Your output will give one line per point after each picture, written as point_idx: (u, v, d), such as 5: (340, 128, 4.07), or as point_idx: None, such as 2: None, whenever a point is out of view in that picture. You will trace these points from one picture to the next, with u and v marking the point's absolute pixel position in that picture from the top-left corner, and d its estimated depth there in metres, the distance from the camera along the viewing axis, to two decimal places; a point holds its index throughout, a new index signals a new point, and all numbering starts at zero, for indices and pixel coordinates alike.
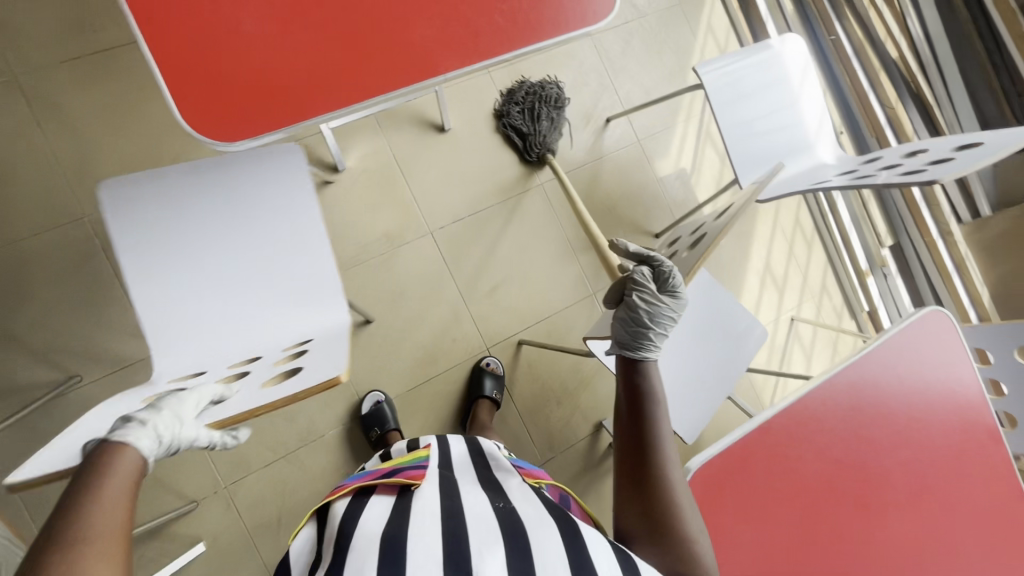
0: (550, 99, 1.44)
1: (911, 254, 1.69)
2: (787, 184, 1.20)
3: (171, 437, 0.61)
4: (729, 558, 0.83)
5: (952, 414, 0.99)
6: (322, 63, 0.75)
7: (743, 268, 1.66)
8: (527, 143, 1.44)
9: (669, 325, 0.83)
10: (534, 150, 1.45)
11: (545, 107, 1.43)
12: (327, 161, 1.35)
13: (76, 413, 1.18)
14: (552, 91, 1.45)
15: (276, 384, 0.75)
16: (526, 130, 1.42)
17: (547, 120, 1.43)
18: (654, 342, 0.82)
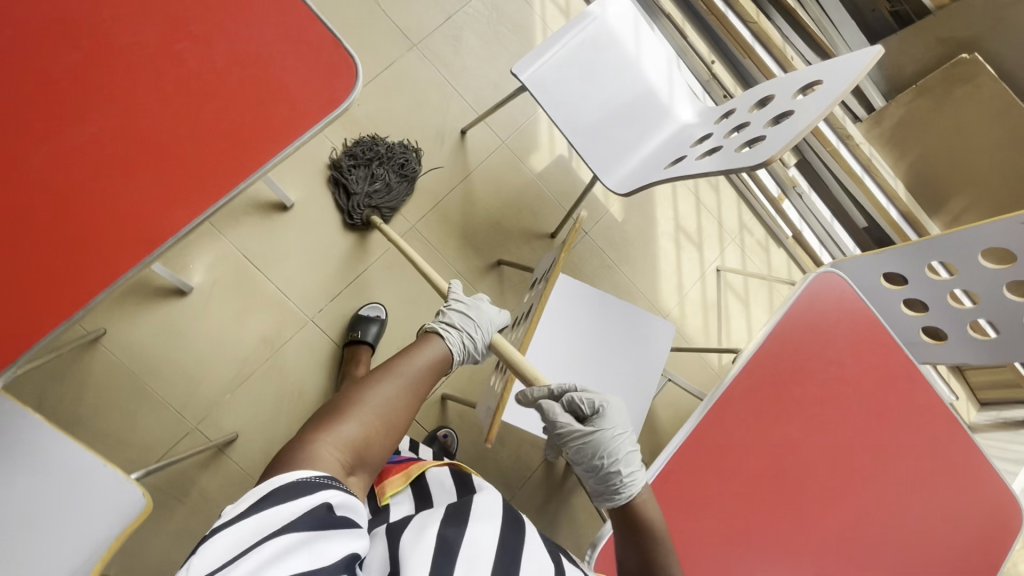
0: (394, 161, 1.33)
1: (818, 166, 1.59)
2: (649, 167, 1.08)
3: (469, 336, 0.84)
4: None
5: (872, 374, 0.92)
6: (18, 280, 0.62)
7: (652, 236, 1.57)
8: (350, 206, 1.30)
9: (615, 447, 0.74)
10: (357, 214, 1.31)
11: (386, 169, 1.32)
12: (171, 287, 1.23)
13: None
14: (399, 153, 1.35)
15: None
16: (355, 190, 1.30)
17: (384, 183, 1.32)
18: (620, 480, 0.71)
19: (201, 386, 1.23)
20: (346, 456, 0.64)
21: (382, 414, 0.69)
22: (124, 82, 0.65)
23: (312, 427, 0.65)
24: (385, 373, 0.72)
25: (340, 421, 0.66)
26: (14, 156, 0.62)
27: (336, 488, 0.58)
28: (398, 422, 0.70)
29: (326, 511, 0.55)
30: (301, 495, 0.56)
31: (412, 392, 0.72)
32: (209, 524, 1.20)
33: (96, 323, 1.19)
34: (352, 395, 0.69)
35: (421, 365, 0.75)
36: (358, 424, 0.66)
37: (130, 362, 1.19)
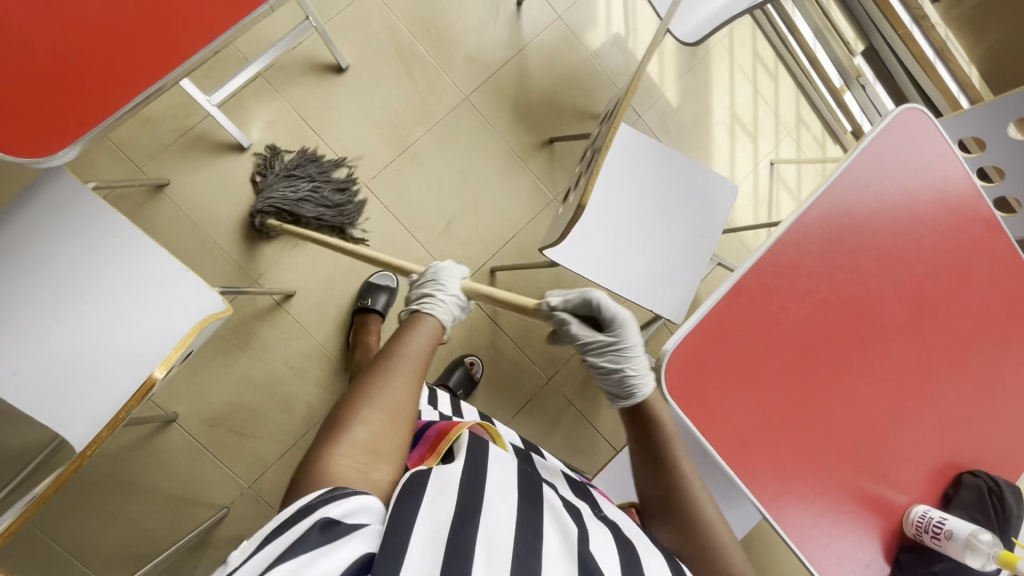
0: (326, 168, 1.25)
1: (886, 55, 1.54)
2: (725, 13, 1.05)
3: (457, 301, 0.74)
4: (739, 413, 0.83)
5: (942, 218, 0.92)
6: (121, 35, 0.62)
7: (706, 123, 1.53)
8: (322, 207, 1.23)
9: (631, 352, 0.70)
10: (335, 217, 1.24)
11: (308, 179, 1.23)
12: (230, 142, 1.25)
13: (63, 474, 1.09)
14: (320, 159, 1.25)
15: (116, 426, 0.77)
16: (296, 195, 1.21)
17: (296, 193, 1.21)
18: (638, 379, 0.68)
19: (259, 243, 1.26)
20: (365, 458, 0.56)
21: (391, 407, 0.59)
22: None
23: (312, 449, 0.56)
24: (387, 359, 0.63)
25: (349, 422, 0.57)
26: None
27: (338, 499, 0.49)
28: (412, 410, 0.61)
29: (326, 528, 0.46)
30: (299, 519, 0.47)
31: (419, 375, 0.63)
32: (269, 373, 1.26)
33: (159, 172, 1.21)
34: (353, 396, 0.60)
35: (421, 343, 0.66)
36: (360, 421, 0.57)
37: (190, 211, 1.22)
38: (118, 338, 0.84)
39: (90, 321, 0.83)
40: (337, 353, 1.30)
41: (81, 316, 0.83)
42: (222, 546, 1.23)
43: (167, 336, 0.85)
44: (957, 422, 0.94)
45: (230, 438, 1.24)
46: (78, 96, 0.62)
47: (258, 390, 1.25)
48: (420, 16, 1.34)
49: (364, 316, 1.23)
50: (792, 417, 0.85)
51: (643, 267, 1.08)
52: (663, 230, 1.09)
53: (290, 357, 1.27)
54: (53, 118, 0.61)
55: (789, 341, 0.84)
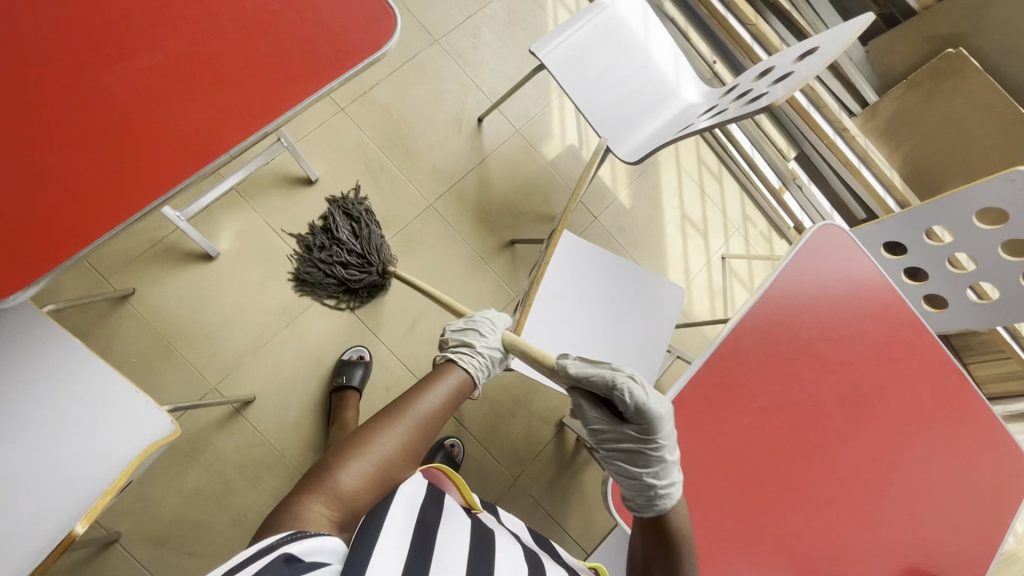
0: None
1: (818, 161, 1.67)
2: (658, 137, 1.16)
3: (489, 352, 0.83)
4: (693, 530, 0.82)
5: (870, 323, 0.98)
6: (81, 185, 0.68)
7: (659, 223, 1.63)
8: None
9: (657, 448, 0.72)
10: None
11: None
12: (197, 251, 1.28)
13: None
14: None
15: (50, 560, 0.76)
16: None
17: None
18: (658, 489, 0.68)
19: (221, 348, 1.26)
20: (342, 508, 0.60)
21: (379, 463, 0.64)
22: (191, 19, 0.73)
23: (298, 485, 0.61)
24: (384, 417, 0.68)
25: (336, 472, 0.62)
26: (93, 74, 0.70)
27: (301, 538, 0.53)
28: (405, 465, 0.66)
29: (287, 561, 0.50)
30: (259, 553, 0.50)
31: (417, 434, 0.68)
32: (222, 484, 1.22)
33: (125, 281, 1.23)
34: (347, 443, 0.65)
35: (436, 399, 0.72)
36: (347, 472, 0.62)
37: (152, 320, 1.23)
38: (45, 463, 0.81)
39: (22, 449, 0.81)
40: (296, 460, 1.26)
41: (10, 439, 0.81)
42: None
43: (100, 462, 0.82)
44: (913, 527, 0.94)
45: (175, 557, 1.17)
46: (37, 243, 0.66)
47: (210, 504, 1.20)
48: (388, 132, 1.45)
49: (341, 393, 1.23)
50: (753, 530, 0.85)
51: None
52: (616, 334, 1.14)
53: (245, 466, 1.23)
54: (9, 262, 0.65)
55: (737, 451, 0.86)
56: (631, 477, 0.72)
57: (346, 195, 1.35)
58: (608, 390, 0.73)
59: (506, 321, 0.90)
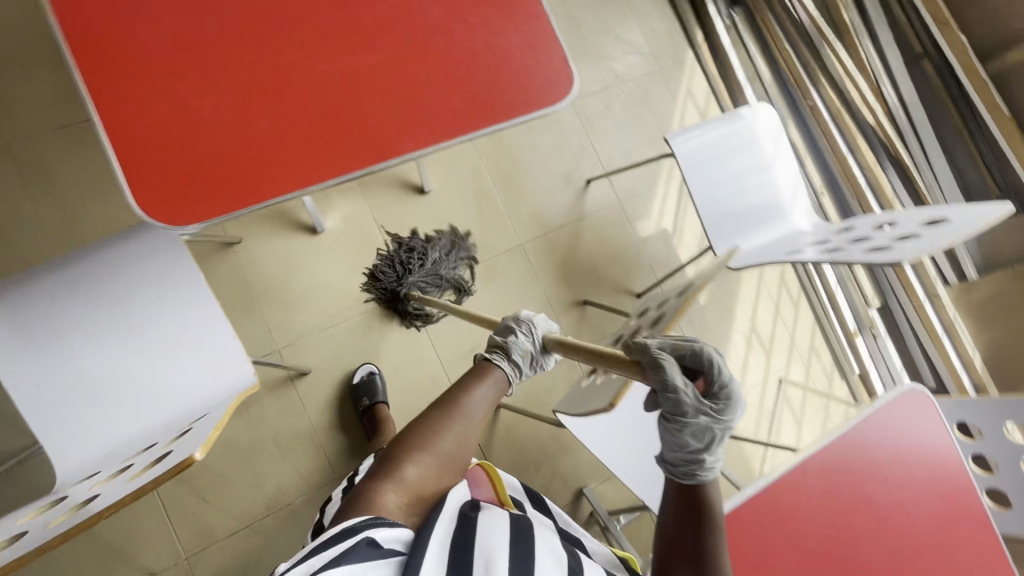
0: None
1: (899, 316, 1.65)
2: (763, 253, 1.20)
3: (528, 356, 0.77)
4: None
5: (935, 499, 0.95)
6: (273, 149, 0.74)
7: (727, 328, 1.64)
8: None
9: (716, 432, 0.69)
10: None
11: None
12: (306, 223, 1.37)
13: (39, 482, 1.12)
14: None
15: (142, 474, 0.80)
16: None
17: None
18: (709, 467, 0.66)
19: (295, 317, 1.33)
20: (406, 508, 0.64)
21: (440, 455, 0.68)
22: (407, 35, 0.82)
23: (369, 476, 0.65)
24: (441, 408, 0.70)
25: (403, 461, 0.66)
26: (313, 58, 0.77)
27: (381, 524, 0.58)
28: (458, 459, 0.70)
29: (369, 544, 0.55)
30: (345, 535, 0.55)
31: (471, 426, 0.71)
32: (253, 444, 1.25)
33: (236, 229, 1.32)
34: (409, 432, 0.69)
35: (477, 390, 0.72)
36: (413, 463, 0.66)
37: (246, 271, 1.31)
38: (136, 375, 0.87)
39: (123, 356, 0.88)
40: (326, 443, 1.30)
41: (113, 345, 0.88)
42: None
43: (182, 392, 0.89)
44: None
45: (190, 498, 1.20)
46: (220, 187, 0.72)
47: (237, 460, 1.24)
48: (503, 168, 1.53)
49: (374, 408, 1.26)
50: None
51: None
52: None
53: (280, 433, 1.27)
54: (191, 197, 0.71)
55: None
56: (680, 448, 0.66)
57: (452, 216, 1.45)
58: (699, 359, 0.68)
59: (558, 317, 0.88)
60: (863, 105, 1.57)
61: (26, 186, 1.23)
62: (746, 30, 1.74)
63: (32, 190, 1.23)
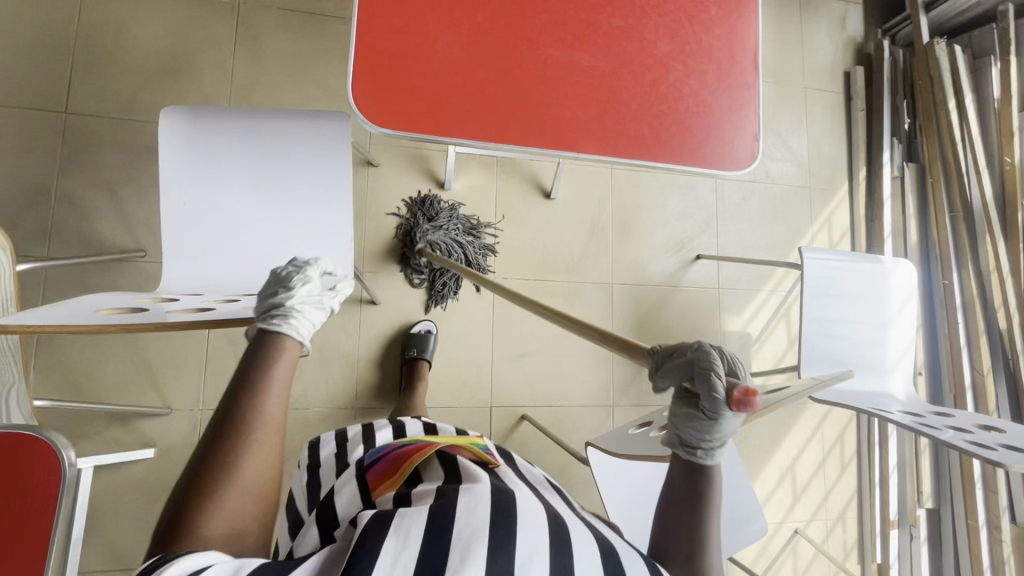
0: None
1: (947, 528, 1.53)
2: (846, 396, 1.18)
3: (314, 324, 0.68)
4: None
5: None
6: (477, 99, 0.80)
7: (765, 455, 1.58)
8: None
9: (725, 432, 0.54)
10: None
11: None
12: (437, 176, 1.45)
13: (126, 285, 1.23)
14: None
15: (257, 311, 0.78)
16: None
17: None
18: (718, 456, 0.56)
19: (391, 250, 1.40)
20: (227, 547, 0.50)
21: (253, 472, 0.55)
22: (630, 58, 0.88)
23: (167, 519, 0.50)
24: (245, 414, 0.56)
25: (205, 489, 0.52)
26: (544, 44, 0.85)
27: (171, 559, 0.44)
28: (275, 471, 0.57)
29: None
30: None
31: (277, 429, 0.58)
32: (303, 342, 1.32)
33: (379, 155, 1.42)
34: (208, 450, 0.54)
35: (282, 380, 0.60)
36: (227, 486, 0.52)
37: (370, 194, 1.40)
38: (261, 236, 0.97)
39: (258, 214, 0.97)
40: (362, 373, 1.34)
41: (259, 199, 0.97)
42: (133, 439, 1.21)
43: None
44: None
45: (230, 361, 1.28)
46: (420, 108, 0.78)
47: None
48: (626, 209, 1.57)
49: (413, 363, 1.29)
50: None
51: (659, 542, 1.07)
52: None
53: (329, 344, 1.33)
54: (394, 108, 0.78)
55: None
56: (704, 437, 0.54)
57: (562, 233, 1.51)
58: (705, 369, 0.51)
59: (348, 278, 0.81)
60: (1000, 307, 1.48)
61: (235, 41, 1.35)
62: (911, 185, 1.69)
63: (238, 46, 1.35)
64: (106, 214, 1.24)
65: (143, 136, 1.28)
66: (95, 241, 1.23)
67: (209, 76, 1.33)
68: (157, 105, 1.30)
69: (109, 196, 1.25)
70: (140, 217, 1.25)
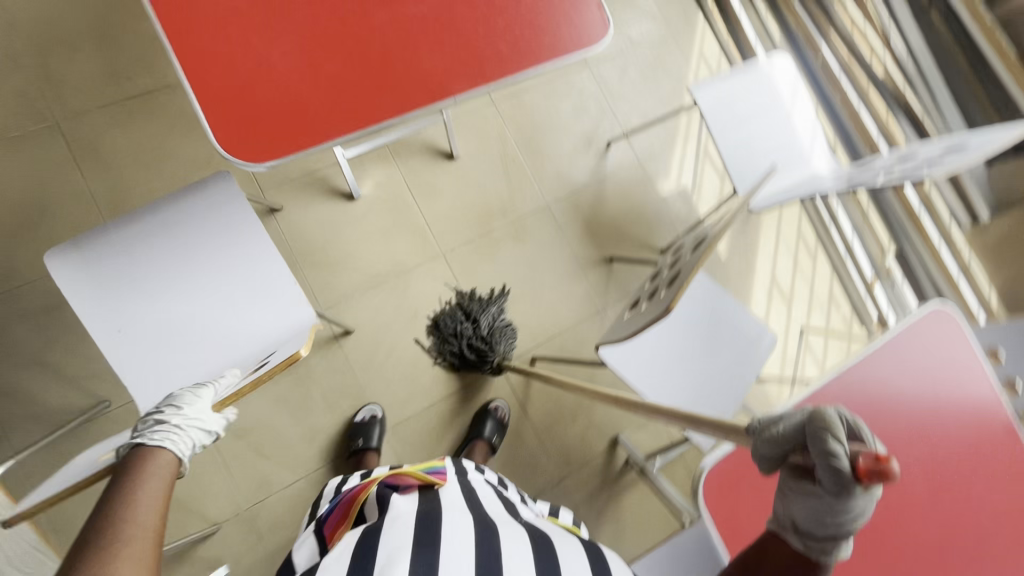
0: None
1: (914, 263, 1.64)
2: (783, 190, 1.26)
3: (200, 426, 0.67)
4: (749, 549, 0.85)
5: (966, 411, 0.99)
6: (336, 91, 0.79)
7: (748, 281, 1.69)
8: None
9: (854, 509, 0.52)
10: None
11: None
12: (342, 190, 1.43)
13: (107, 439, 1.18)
14: None
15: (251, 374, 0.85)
16: None
17: None
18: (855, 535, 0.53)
19: (336, 278, 1.38)
20: None
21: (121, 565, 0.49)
22: None
23: None
24: (117, 517, 0.53)
25: None
26: (371, 11, 0.84)
27: None
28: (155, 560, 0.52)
29: None
30: None
31: (152, 519, 0.55)
32: (304, 400, 1.31)
33: (277, 198, 1.39)
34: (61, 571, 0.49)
35: (155, 492, 0.57)
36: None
37: (290, 237, 1.37)
38: (207, 321, 0.94)
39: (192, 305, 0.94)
40: (371, 398, 1.35)
41: (189, 289, 0.94)
42: (198, 567, 1.20)
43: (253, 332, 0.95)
44: None
45: (246, 453, 1.26)
46: (289, 126, 0.77)
47: (290, 414, 1.30)
48: (525, 133, 1.59)
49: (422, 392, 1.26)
50: None
51: (694, 390, 1.16)
52: (706, 363, 1.18)
53: (328, 389, 1.33)
54: (264, 137, 0.77)
55: None
56: (836, 520, 0.53)
57: (481, 183, 1.52)
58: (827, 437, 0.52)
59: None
60: (872, 56, 1.60)
61: (76, 160, 1.27)
62: None
63: (81, 162, 1.27)
64: (48, 386, 1.18)
65: (40, 295, 1.21)
66: (52, 415, 1.17)
67: (69, 206, 1.25)
68: (35, 257, 1.21)
69: (41, 369, 1.18)
70: (83, 371, 1.20)
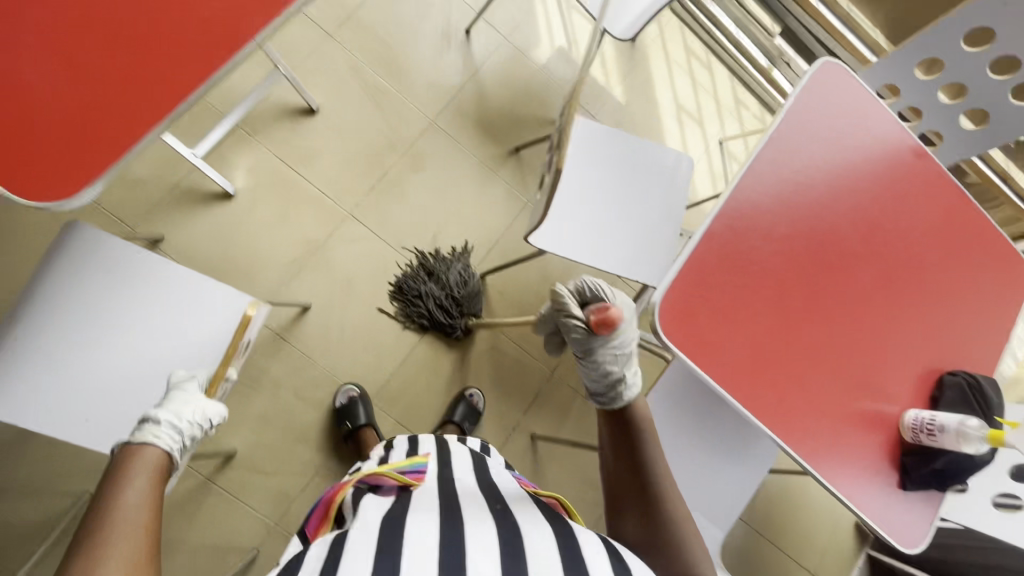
0: None
1: (801, 31, 1.69)
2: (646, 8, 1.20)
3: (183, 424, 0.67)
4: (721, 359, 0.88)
5: (875, 152, 1.02)
6: (121, 84, 0.70)
7: (656, 115, 1.65)
8: None
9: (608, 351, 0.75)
10: None
11: None
12: (216, 191, 1.31)
13: None
14: None
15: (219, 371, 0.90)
16: None
17: None
18: (617, 377, 0.73)
19: (254, 280, 1.30)
20: None
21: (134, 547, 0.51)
22: None
23: None
24: (112, 508, 0.53)
25: None
26: None
27: None
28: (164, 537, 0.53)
29: None
30: None
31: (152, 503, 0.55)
32: (280, 406, 1.29)
33: (150, 227, 1.27)
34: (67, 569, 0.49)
35: (144, 490, 0.55)
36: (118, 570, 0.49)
37: (185, 260, 1.27)
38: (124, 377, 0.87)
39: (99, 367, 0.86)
40: (344, 377, 1.33)
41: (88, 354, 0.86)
42: None
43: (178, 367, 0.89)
44: (929, 335, 1.01)
45: (249, 476, 1.25)
46: (87, 142, 0.69)
47: (273, 425, 1.28)
48: (377, 54, 1.45)
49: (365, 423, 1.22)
50: (773, 356, 0.91)
51: (632, 238, 1.16)
52: (636, 209, 1.18)
53: (299, 386, 1.30)
54: (67, 165, 0.68)
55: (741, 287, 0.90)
56: (596, 364, 0.75)
57: (355, 125, 1.41)
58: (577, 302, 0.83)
59: (222, 412, 0.77)
60: None
61: None
62: None
63: None
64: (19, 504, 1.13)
65: None
66: (39, 528, 1.13)
67: None
68: None
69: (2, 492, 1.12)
70: (47, 475, 1.14)
